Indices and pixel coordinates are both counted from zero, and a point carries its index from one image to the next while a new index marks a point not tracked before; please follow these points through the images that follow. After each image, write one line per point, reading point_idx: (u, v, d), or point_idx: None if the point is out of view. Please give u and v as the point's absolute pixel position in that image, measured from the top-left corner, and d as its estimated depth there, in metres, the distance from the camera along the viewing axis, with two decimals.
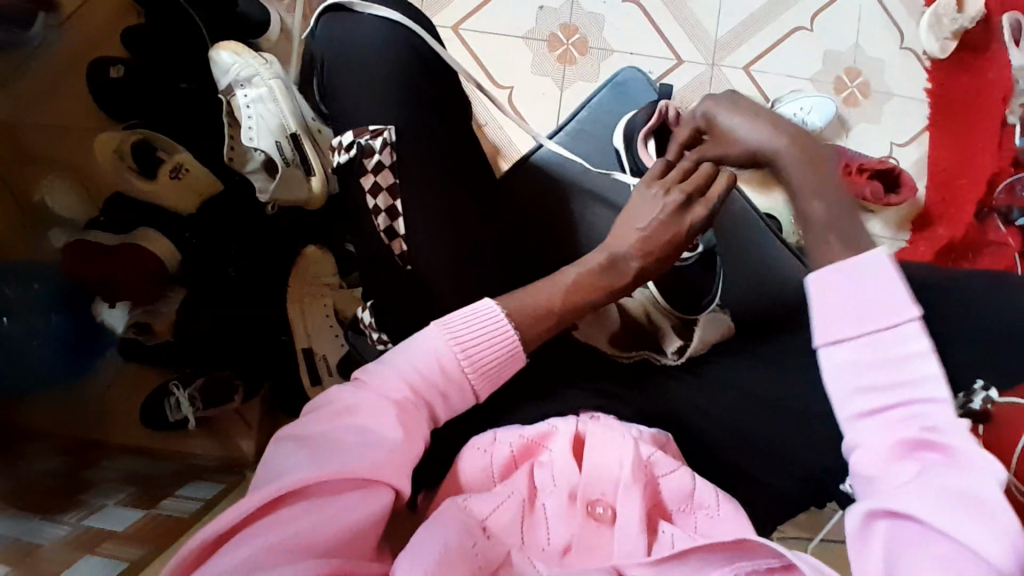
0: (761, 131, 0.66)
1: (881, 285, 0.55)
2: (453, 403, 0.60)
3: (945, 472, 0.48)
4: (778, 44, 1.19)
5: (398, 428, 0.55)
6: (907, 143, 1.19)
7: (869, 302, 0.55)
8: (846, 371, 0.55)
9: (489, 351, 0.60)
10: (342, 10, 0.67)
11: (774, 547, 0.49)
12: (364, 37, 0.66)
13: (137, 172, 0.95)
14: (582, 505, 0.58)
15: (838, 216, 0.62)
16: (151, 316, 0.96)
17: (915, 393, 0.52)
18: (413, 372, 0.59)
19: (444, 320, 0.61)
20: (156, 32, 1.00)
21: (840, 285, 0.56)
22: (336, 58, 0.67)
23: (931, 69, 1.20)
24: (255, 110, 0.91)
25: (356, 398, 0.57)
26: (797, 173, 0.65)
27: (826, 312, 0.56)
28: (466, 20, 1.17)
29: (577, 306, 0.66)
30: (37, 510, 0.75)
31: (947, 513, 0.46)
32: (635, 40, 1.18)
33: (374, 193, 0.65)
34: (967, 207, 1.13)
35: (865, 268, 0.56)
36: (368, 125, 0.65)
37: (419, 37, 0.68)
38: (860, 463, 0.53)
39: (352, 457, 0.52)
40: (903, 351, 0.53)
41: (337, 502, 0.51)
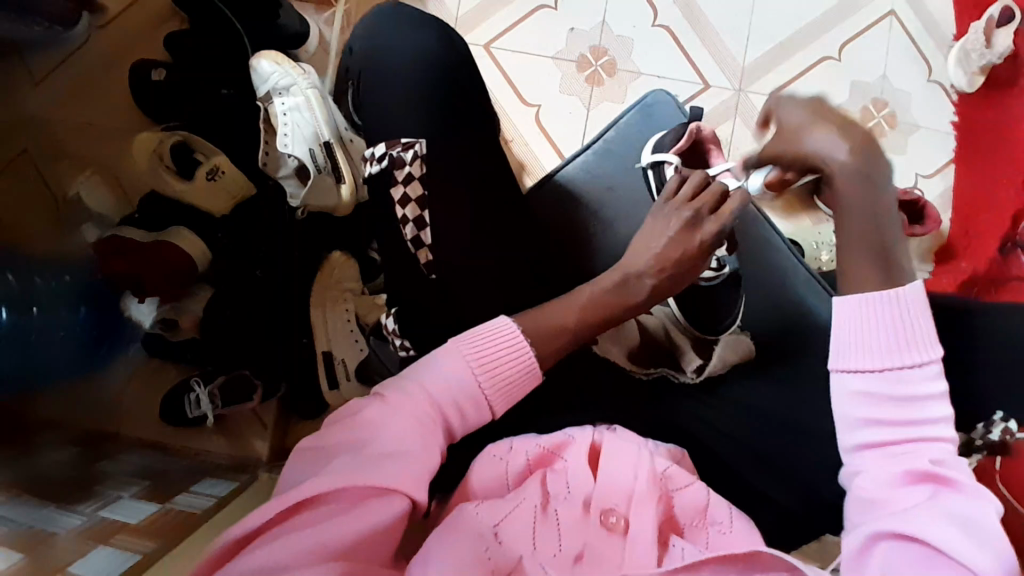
0: (830, 132, 0.64)
1: (908, 320, 0.57)
2: (469, 418, 0.61)
3: (954, 500, 0.50)
4: (803, 74, 1.20)
5: (414, 442, 0.56)
6: (932, 174, 1.19)
7: (890, 330, 0.57)
8: (863, 397, 0.57)
9: (505, 369, 0.61)
10: (381, 26, 0.70)
11: (785, 561, 0.52)
12: (401, 51, 0.69)
13: (173, 172, 0.98)
14: (595, 515, 0.58)
15: (873, 241, 0.61)
16: (177, 312, 0.99)
17: (927, 428, 0.55)
18: (432, 385, 0.59)
19: (463, 337, 0.62)
20: (199, 40, 1.04)
21: (868, 310, 0.58)
22: (373, 70, 0.69)
23: (959, 102, 1.20)
24: (290, 117, 0.94)
25: (374, 411, 0.58)
26: (850, 194, 0.62)
27: (849, 341, 0.58)
28: (498, 39, 1.20)
29: (595, 328, 0.67)
30: (54, 499, 0.77)
31: (955, 535, 0.47)
32: (662, 64, 1.20)
33: (403, 204, 0.67)
34: (990, 241, 1.14)
35: (898, 304, 0.57)
36: (401, 137, 0.67)
37: (453, 54, 0.69)
38: (867, 486, 0.55)
39: (373, 467, 0.53)
40: (919, 387, 0.56)
41: (353, 511, 0.51)
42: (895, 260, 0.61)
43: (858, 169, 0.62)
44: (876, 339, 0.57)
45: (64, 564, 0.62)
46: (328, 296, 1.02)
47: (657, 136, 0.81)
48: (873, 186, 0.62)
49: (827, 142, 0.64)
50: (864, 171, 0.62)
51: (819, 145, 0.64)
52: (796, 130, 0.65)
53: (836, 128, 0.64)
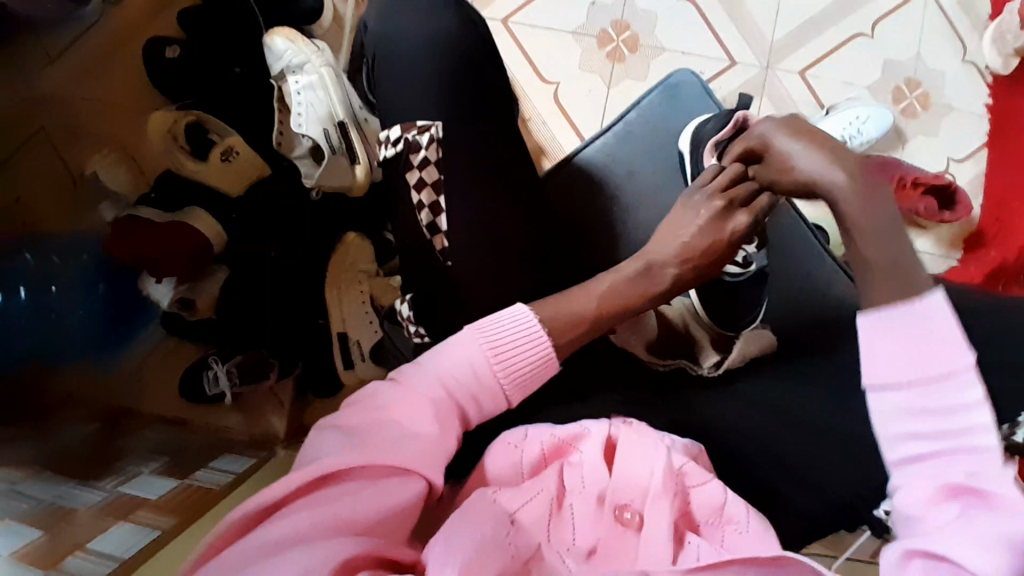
0: (823, 154, 0.60)
1: (942, 328, 0.47)
2: (487, 406, 0.60)
3: (1004, 527, 0.42)
4: (835, 51, 1.15)
5: (433, 423, 0.56)
6: (965, 159, 1.16)
7: (924, 339, 0.47)
8: (895, 411, 0.48)
9: (522, 358, 0.60)
10: (397, 2, 0.67)
11: (810, 565, 0.50)
12: (417, 29, 0.66)
13: (187, 152, 0.96)
14: (610, 509, 0.58)
15: (894, 258, 0.52)
16: (193, 292, 0.97)
17: (965, 438, 0.46)
18: (448, 372, 0.59)
19: (481, 325, 0.61)
20: (213, 14, 1.02)
21: (894, 320, 0.49)
22: (390, 49, 0.67)
23: (994, 85, 1.15)
24: (305, 96, 0.92)
25: (390, 397, 0.58)
26: (857, 214, 0.56)
27: (876, 350, 0.49)
28: (517, 13, 1.16)
29: (616, 313, 0.66)
30: (74, 476, 0.76)
31: (1002, 566, 0.41)
32: (687, 39, 1.16)
33: (418, 188, 0.65)
34: (1021, 229, 1.08)
35: (921, 318, 0.48)
36: (416, 121, 0.66)
37: (473, 34, 0.67)
38: (906, 510, 0.47)
39: (393, 450, 0.54)
40: (957, 392, 0.47)
41: (373, 488, 0.52)
42: (914, 270, 0.51)
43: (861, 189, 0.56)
44: (905, 348, 0.48)
45: (87, 540, 0.64)
46: (343, 278, 1.01)
47: (697, 120, 0.79)
48: (882, 209, 0.56)
49: (817, 165, 0.60)
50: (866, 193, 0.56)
51: (812, 168, 0.60)
52: (789, 162, 0.62)
53: (822, 148, 0.60)
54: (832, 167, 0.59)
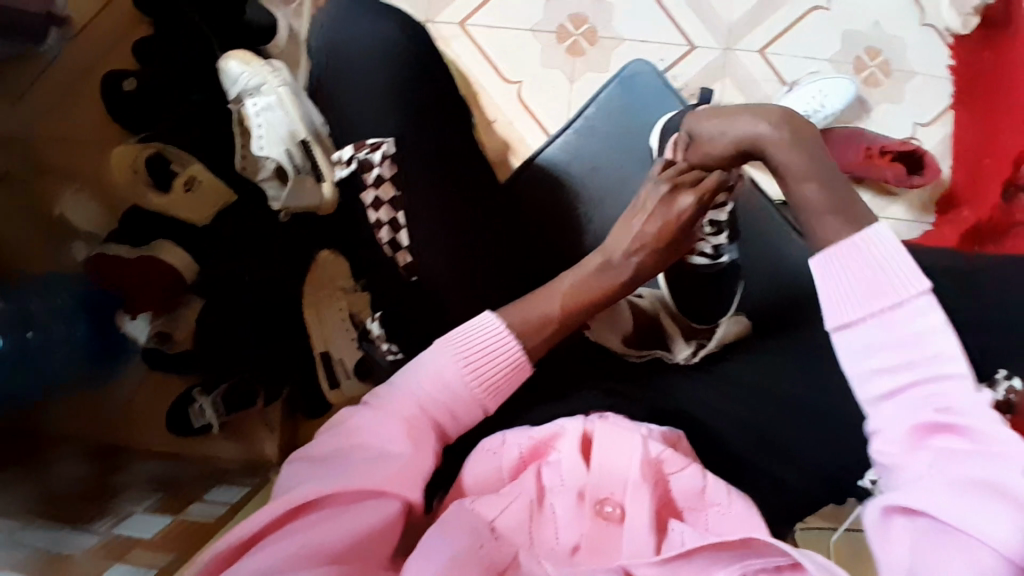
0: (744, 116, 0.59)
1: (887, 256, 0.50)
2: (461, 418, 0.60)
3: (972, 462, 0.45)
4: (793, 27, 1.16)
5: (407, 442, 0.56)
6: (930, 123, 1.17)
7: (879, 272, 0.49)
8: (860, 351, 0.49)
9: (491, 367, 0.60)
10: (339, 21, 0.67)
11: (779, 545, 0.50)
12: (361, 46, 0.65)
13: (151, 186, 0.96)
14: (590, 504, 0.58)
15: (833, 203, 0.54)
16: (170, 325, 0.98)
17: (928, 370, 0.47)
18: (417, 389, 0.59)
19: (450, 338, 0.61)
20: (165, 44, 1.01)
21: (848, 261, 0.50)
22: (337, 67, 0.66)
23: (955, 45, 1.16)
24: (264, 118, 0.91)
25: (362, 420, 0.58)
26: (788, 167, 0.56)
27: (837, 289, 0.50)
28: (474, 15, 1.15)
29: (579, 317, 0.65)
30: (66, 521, 0.76)
31: (973, 510, 0.43)
32: (645, 27, 1.15)
33: (376, 207, 0.65)
34: (986, 187, 1.08)
35: (866, 252, 0.50)
36: (367, 138, 0.65)
37: (420, 50, 0.67)
38: (883, 449, 0.48)
39: (366, 473, 0.53)
40: (916, 326, 0.48)
41: (347, 513, 0.51)
42: (857, 206, 0.54)
43: (790, 145, 0.56)
44: (866, 285, 0.49)
45: None
46: (322, 297, 1.01)
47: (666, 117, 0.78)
48: (815, 151, 0.56)
49: (738, 129, 0.60)
50: (795, 140, 0.57)
51: (738, 129, 0.59)
52: (708, 140, 0.62)
53: (742, 110, 0.60)
54: (757, 123, 0.59)
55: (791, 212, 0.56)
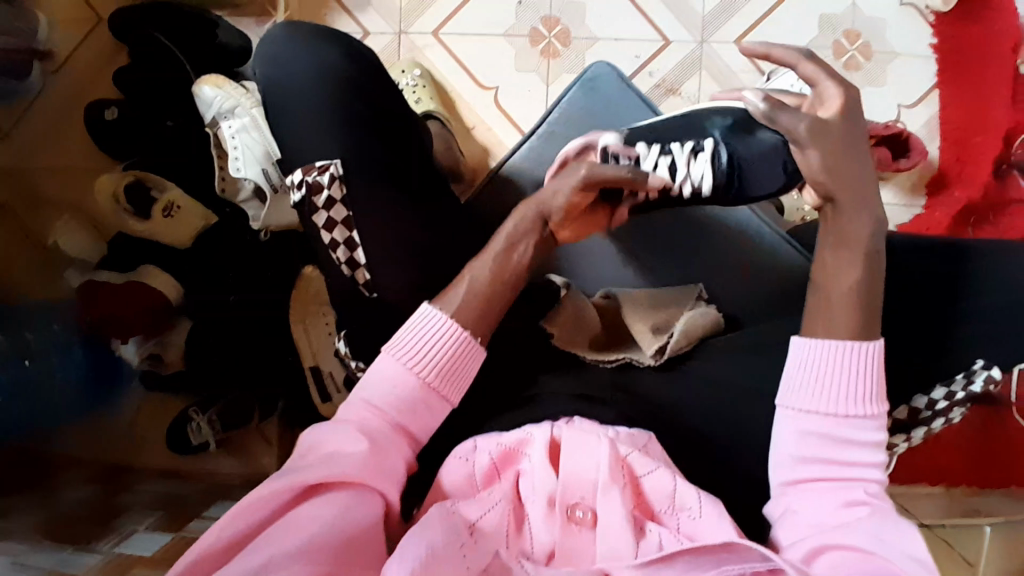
0: (833, 163, 0.61)
1: (864, 376, 0.58)
2: (420, 413, 0.60)
3: (885, 524, 0.53)
4: (768, 14, 1.14)
5: (362, 439, 0.57)
6: (915, 104, 1.14)
7: (846, 383, 0.58)
8: (807, 431, 0.59)
9: (433, 348, 0.61)
10: (277, 51, 0.68)
11: (760, 550, 0.53)
12: (304, 73, 0.67)
13: (132, 213, 0.97)
14: (561, 510, 0.58)
15: (869, 276, 0.61)
16: (161, 347, 0.99)
17: (861, 462, 0.58)
18: (373, 388, 0.60)
19: (392, 345, 0.62)
20: (140, 73, 1.03)
21: (827, 355, 0.59)
22: (281, 94, 0.67)
23: (936, 23, 1.13)
24: (240, 140, 0.94)
25: (319, 429, 0.59)
26: (850, 227, 0.62)
27: (806, 377, 0.59)
28: (446, 24, 1.16)
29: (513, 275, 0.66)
30: (72, 542, 0.78)
31: (887, 553, 0.51)
32: (618, 24, 1.15)
33: (329, 228, 0.66)
34: (984, 168, 1.10)
35: (857, 355, 0.59)
36: (315, 161, 0.65)
37: (360, 76, 0.68)
38: (809, 508, 0.57)
39: (336, 464, 0.55)
40: (863, 427, 0.58)
41: (312, 510, 0.53)
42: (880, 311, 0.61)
43: (826, 150, 0.61)
44: (836, 383, 0.58)
45: None
46: (308, 311, 1.02)
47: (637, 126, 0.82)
48: (875, 241, 0.62)
49: (821, 172, 0.62)
50: (861, 220, 0.62)
51: (820, 169, 0.62)
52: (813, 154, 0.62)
53: (834, 148, 0.61)
54: (845, 185, 0.62)
55: (816, 263, 0.63)
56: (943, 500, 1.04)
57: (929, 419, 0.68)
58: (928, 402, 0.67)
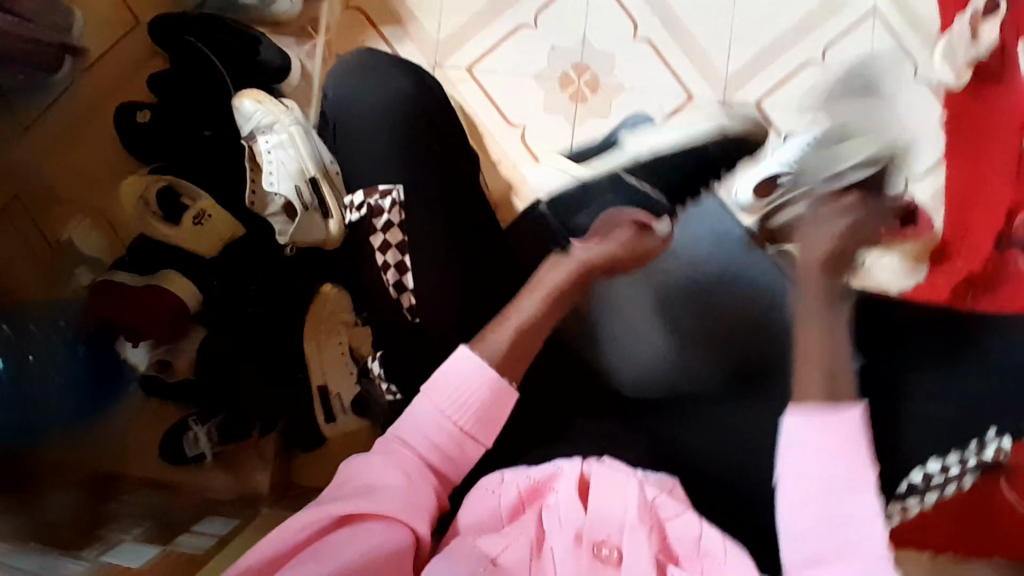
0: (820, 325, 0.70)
1: (850, 446, 0.62)
2: (454, 458, 0.63)
3: None
4: (786, 81, 1.21)
5: (400, 475, 0.60)
6: (923, 175, 1.21)
7: (834, 450, 0.63)
8: (807, 505, 0.62)
9: (474, 400, 0.63)
10: (346, 74, 0.74)
11: None
12: (375, 99, 0.72)
13: (160, 218, 0.98)
14: (587, 547, 0.59)
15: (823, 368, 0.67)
16: (171, 354, 0.98)
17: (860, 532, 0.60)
18: (410, 428, 0.63)
19: (432, 391, 0.63)
20: (182, 80, 1.05)
21: (815, 429, 0.64)
22: (350, 119, 0.72)
23: (947, 99, 1.21)
24: (275, 155, 0.94)
25: (360, 461, 0.62)
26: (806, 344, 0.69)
27: (797, 452, 0.64)
28: (480, 61, 1.20)
29: (540, 334, 0.69)
30: (56, 546, 0.74)
31: None
32: (646, 77, 1.20)
33: (383, 249, 0.69)
34: (985, 239, 1.10)
35: (843, 427, 0.63)
36: (378, 184, 0.70)
37: (424, 105, 0.73)
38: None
39: (371, 499, 0.57)
40: (859, 499, 0.61)
41: (338, 540, 0.54)
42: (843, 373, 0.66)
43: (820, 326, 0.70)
44: (821, 458, 0.63)
45: None
46: (320, 330, 1.01)
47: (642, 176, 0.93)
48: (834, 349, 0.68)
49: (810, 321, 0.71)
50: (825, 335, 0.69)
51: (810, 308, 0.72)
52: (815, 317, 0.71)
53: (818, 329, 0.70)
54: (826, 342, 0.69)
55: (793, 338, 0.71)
56: None
57: (941, 483, 0.68)
58: (941, 466, 0.67)
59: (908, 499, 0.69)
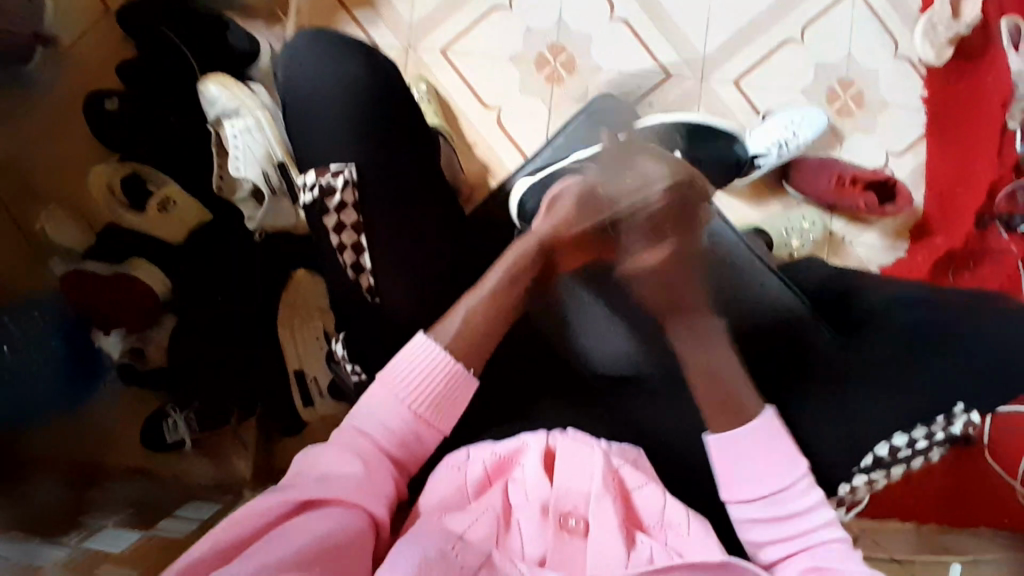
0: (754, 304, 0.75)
1: (774, 446, 0.65)
2: (411, 445, 0.63)
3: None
4: (765, 59, 1.18)
5: (359, 464, 0.60)
6: (904, 152, 1.19)
7: (763, 458, 0.65)
8: (751, 522, 0.64)
9: (429, 384, 0.64)
10: (299, 57, 0.72)
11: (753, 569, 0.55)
12: (330, 77, 0.71)
13: (127, 206, 0.99)
14: (554, 517, 0.59)
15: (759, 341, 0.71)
16: (144, 342, 0.98)
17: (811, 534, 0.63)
18: (366, 416, 0.63)
19: (387, 375, 0.64)
20: (150, 67, 1.04)
21: (743, 438, 0.65)
22: (305, 96, 0.71)
23: (928, 76, 1.19)
24: (241, 141, 0.94)
25: (316, 451, 0.62)
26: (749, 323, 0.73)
27: (723, 466, 0.66)
28: (454, 43, 1.18)
29: (491, 320, 0.68)
30: (39, 534, 0.73)
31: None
32: (622, 57, 1.18)
33: (338, 230, 0.68)
34: (968, 215, 1.11)
35: (758, 435, 0.65)
36: (330, 164, 0.69)
37: (384, 86, 0.72)
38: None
39: (331, 487, 0.57)
40: (797, 503, 0.64)
41: (297, 525, 0.54)
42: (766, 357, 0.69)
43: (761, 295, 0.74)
44: (753, 468, 0.64)
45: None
46: (295, 316, 1.01)
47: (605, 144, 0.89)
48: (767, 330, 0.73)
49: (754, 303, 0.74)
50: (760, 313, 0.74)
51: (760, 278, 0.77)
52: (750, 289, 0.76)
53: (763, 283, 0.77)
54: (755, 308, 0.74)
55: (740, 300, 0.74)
56: (914, 537, 1.04)
57: (908, 457, 0.66)
58: (907, 441, 0.65)
59: (873, 472, 0.68)
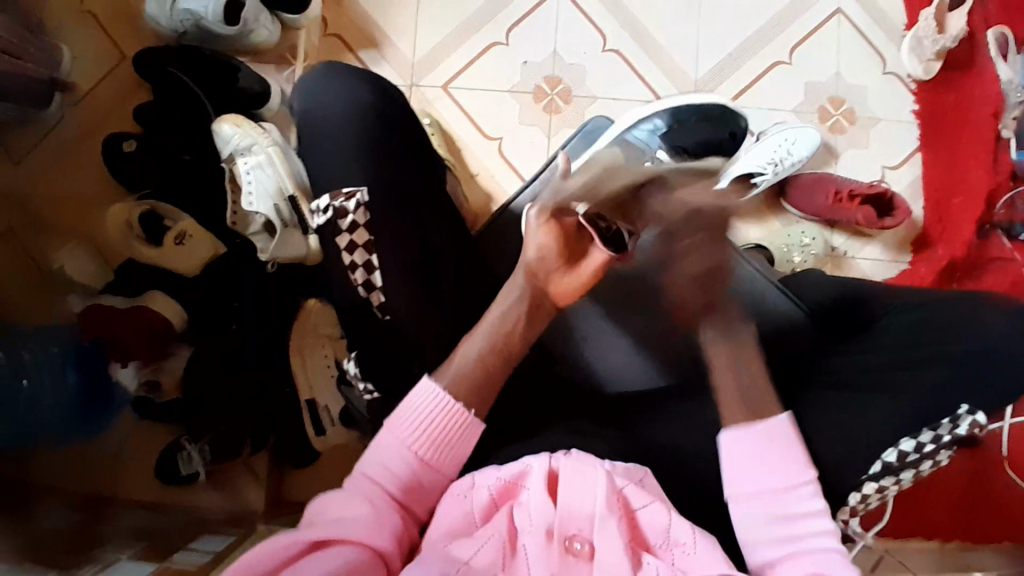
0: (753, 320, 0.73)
1: (786, 451, 0.65)
2: (416, 486, 0.64)
3: None
4: (756, 82, 1.22)
5: (366, 505, 0.61)
6: (900, 165, 1.21)
7: (769, 461, 0.65)
8: (756, 522, 0.64)
9: (434, 424, 0.65)
10: (309, 90, 0.76)
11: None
12: (338, 109, 0.75)
13: (143, 241, 1.02)
14: (559, 542, 0.59)
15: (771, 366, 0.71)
16: (159, 372, 1.01)
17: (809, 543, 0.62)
18: (375, 462, 0.65)
19: (394, 423, 0.66)
20: (165, 110, 1.10)
21: (750, 444, 0.65)
22: (314, 127, 0.75)
23: (918, 91, 1.21)
24: (253, 176, 0.98)
25: (328, 495, 0.63)
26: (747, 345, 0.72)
27: (734, 464, 0.66)
28: (454, 79, 1.23)
29: (508, 349, 0.71)
30: (52, 564, 0.74)
31: None
32: (617, 85, 1.23)
33: (351, 249, 0.71)
34: (966, 225, 1.14)
35: (773, 437, 0.65)
36: (342, 187, 0.72)
37: (386, 116, 0.76)
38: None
39: (338, 526, 0.58)
40: (801, 508, 0.63)
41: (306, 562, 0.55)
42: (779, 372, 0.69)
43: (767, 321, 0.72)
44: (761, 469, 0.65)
45: None
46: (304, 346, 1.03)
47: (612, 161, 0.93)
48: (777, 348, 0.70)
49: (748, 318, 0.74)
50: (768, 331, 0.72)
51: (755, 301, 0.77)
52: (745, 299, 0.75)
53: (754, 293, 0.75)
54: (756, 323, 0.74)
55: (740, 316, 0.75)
56: (937, 556, 1.02)
57: (916, 461, 0.67)
58: (915, 445, 0.66)
59: (883, 479, 0.68)
